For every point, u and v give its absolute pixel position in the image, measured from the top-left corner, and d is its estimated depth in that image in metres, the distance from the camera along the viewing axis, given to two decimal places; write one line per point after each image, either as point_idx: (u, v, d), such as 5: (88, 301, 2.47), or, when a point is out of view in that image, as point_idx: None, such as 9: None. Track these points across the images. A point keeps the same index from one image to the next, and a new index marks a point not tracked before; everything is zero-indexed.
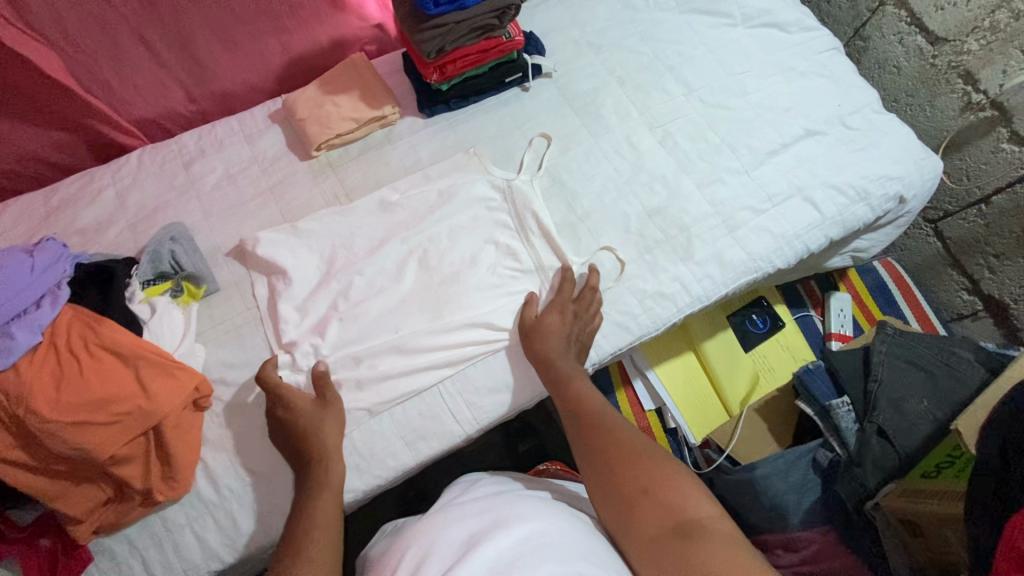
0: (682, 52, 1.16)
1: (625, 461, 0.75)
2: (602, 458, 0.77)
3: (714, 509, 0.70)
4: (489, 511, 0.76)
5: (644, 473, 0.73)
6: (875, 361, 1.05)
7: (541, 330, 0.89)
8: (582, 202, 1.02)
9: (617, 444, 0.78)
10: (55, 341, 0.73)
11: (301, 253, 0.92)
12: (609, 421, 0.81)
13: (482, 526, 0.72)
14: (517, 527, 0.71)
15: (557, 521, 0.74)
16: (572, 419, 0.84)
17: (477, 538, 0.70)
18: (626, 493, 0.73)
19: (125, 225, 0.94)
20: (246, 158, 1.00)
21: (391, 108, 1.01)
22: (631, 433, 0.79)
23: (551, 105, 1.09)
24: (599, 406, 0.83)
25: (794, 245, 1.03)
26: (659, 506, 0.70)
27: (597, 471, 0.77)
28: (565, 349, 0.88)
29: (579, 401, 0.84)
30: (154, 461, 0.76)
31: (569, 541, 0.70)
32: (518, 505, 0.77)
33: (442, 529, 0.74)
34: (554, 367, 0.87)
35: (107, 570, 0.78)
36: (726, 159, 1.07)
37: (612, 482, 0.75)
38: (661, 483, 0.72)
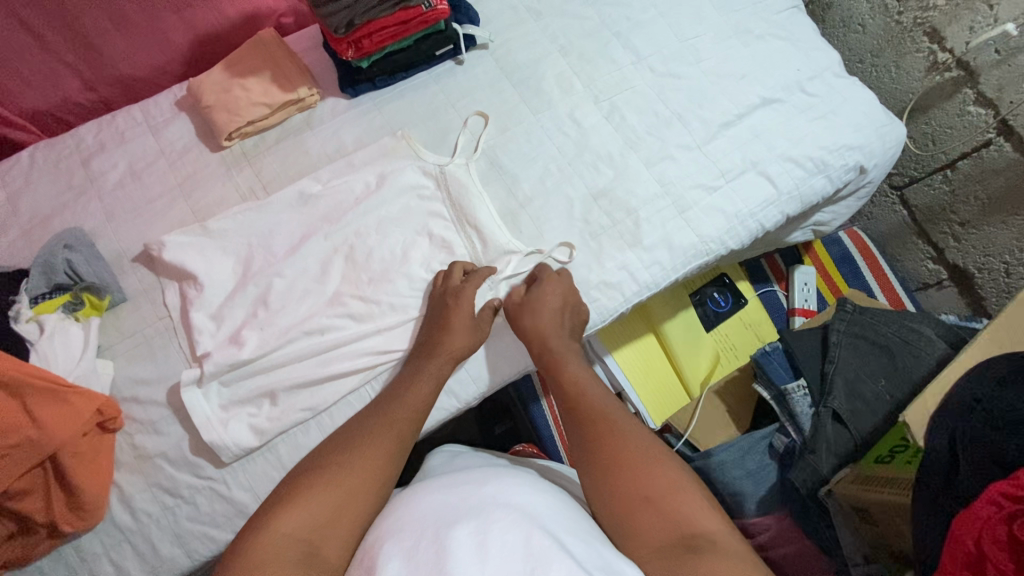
0: (630, 15, 1.07)
1: (625, 458, 0.68)
2: (598, 453, 0.70)
3: (721, 521, 0.62)
4: (472, 483, 0.67)
5: (645, 474, 0.66)
6: (833, 342, 1.01)
7: (533, 305, 0.85)
8: (523, 186, 0.94)
9: (617, 439, 0.70)
10: None
11: (215, 257, 0.85)
12: (606, 413, 0.74)
13: (466, 500, 0.63)
14: (503, 503, 0.62)
15: (544, 501, 0.65)
16: (569, 413, 0.77)
17: (460, 509, 0.61)
18: (626, 497, 0.65)
19: (18, 233, 0.85)
20: (151, 152, 0.91)
21: (307, 90, 0.92)
22: (631, 429, 0.72)
23: (487, 79, 1.00)
24: (595, 397, 0.77)
25: (749, 224, 0.98)
26: (661, 513, 0.62)
27: (595, 467, 0.69)
28: (555, 323, 0.84)
29: (575, 391, 0.79)
30: (55, 492, 0.71)
31: (558, 522, 0.61)
32: (503, 479, 0.69)
33: (418, 502, 0.64)
34: (545, 347, 0.82)
35: None
36: (676, 134, 1.00)
37: (610, 482, 0.67)
38: (664, 489, 0.64)
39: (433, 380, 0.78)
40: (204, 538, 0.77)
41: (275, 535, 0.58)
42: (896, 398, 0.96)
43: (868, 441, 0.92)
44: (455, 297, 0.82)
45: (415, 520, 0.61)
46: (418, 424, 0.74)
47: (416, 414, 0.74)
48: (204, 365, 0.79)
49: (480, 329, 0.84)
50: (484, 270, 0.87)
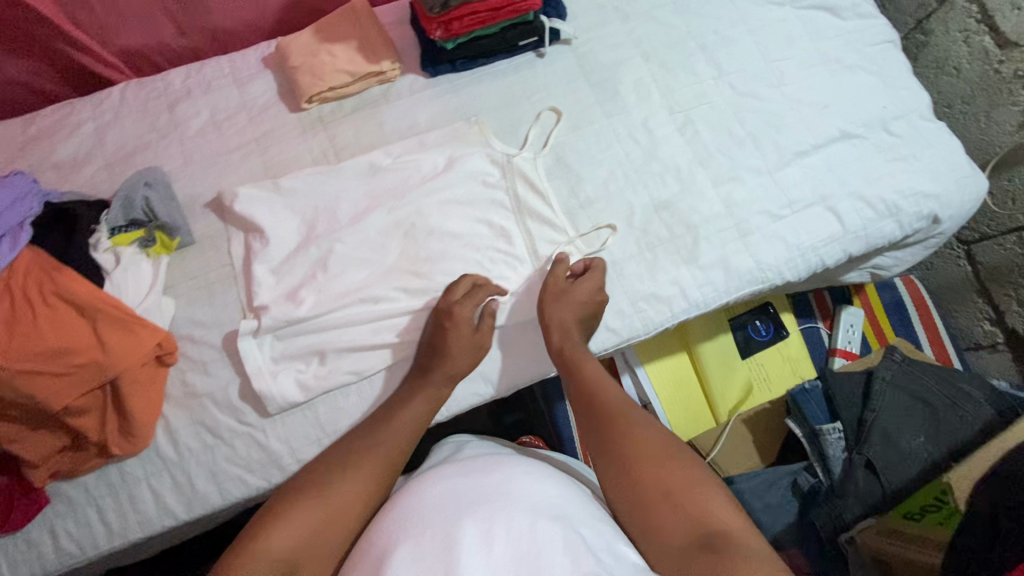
0: (718, 30, 1.05)
1: (645, 456, 0.68)
2: (616, 450, 0.70)
3: (738, 515, 0.62)
4: (483, 469, 0.68)
5: (665, 474, 0.66)
6: (875, 390, 0.99)
7: (567, 298, 0.84)
8: (587, 186, 0.94)
9: (635, 436, 0.70)
10: (10, 284, 0.70)
11: (283, 215, 0.87)
12: (625, 410, 0.74)
13: (476, 491, 0.64)
14: (499, 490, 0.64)
15: (538, 480, 0.67)
16: (587, 409, 0.76)
17: (462, 501, 0.63)
18: (645, 497, 0.65)
19: (102, 164, 0.89)
20: (233, 104, 0.94)
21: (390, 64, 0.93)
22: (651, 427, 0.72)
23: (566, 75, 1.00)
24: (615, 396, 0.76)
25: (809, 258, 0.96)
26: (683, 514, 0.62)
27: (613, 466, 0.69)
28: (574, 332, 0.84)
29: (593, 387, 0.78)
30: (110, 414, 0.74)
31: (555, 502, 0.64)
32: (511, 465, 0.69)
33: (435, 487, 0.65)
34: (565, 353, 0.82)
35: (64, 513, 0.78)
36: (748, 156, 0.98)
37: (630, 483, 0.67)
38: (683, 486, 0.65)
39: (427, 400, 0.80)
40: (237, 480, 0.81)
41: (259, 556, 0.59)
42: (933, 455, 0.94)
43: (898, 495, 0.91)
44: (450, 318, 0.81)
45: (422, 510, 0.62)
46: (408, 442, 0.76)
47: (406, 434, 0.76)
48: (261, 317, 0.82)
49: (481, 344, 0.84)
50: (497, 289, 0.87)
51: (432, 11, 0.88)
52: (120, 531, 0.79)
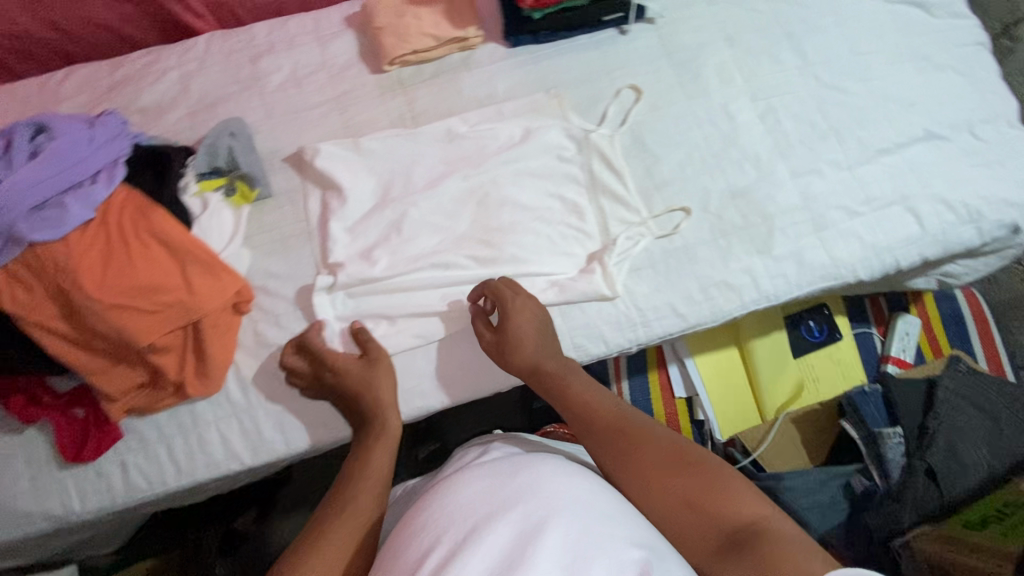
0: (806, 18, 1.02)
1: (657, 468, 0.68)
2: (629, 466, 0.69)
3: (758, 499, 0.64)
4: (493, 478, 0.65)
5: (682, 481, 0.67)
6: (939, 398, 0.97)
7: (511, 338, 0.80)
8: (663, 168, 0.93)
9: (643, 450, 0.70)
10: (105, 218, 0.70)
11: (361, 175, 0.88)
12: (625, 424, 0.73)
13: (490, 500, 0.60)
14: (506, 495, 0.61)
15: (543, 477, 0.64)
16: (588, 430, 0.74)
17: (473, 509, 0.60)
18: (669, 505, 0.66)
19: (185, 112, 0.90)
20: (315, 62, 0.94)
21: (474, 30, 0.93)
22: (657, 434, 0.71)
23: (647, 54, 0.98)
24: (610, 410, 0.75)
25: (885, 258, 0.94)
26: (707, 515, 0.64)
27: (631, 481, 0.69)
28: (535, 354, 0.80)
29: (588, 407, 0.76)
30: (189, 355, 0.75)
31: (569, 500, 0.60)
32: (528, 469, 0.65)
33: (446, 500, 0.62)
34: (542, 377, 0.79)
35: (135, 449, 0.80)
36: (829, 149, 0.96)
37: (651, 495, 0.67)
38: (704, 487, 0.66)
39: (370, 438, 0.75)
40: (303, 432, 0.82)
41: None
42: (994, 467, 0.92)
43: (956, 504, 0.90)
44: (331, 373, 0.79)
45: (436, 525, 0.59)
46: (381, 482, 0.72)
47: (376, 476, 0.72)
48: (337, 274, 0.84)
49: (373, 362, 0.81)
50: (346, 327, 0.83)
51: None
52: (187, 472, 0.80)
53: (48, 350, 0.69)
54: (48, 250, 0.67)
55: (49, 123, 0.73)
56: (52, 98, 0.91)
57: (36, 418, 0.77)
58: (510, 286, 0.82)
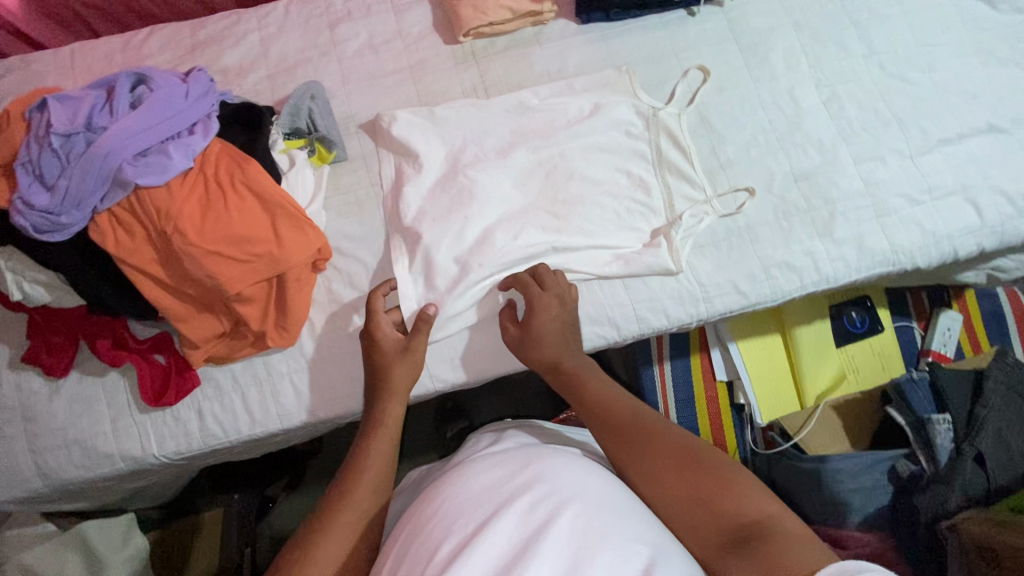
0: (872, 8, 1.03)
1: (666, 464, 0.65)
2: (637, 461, 0.67)
3: (768, 502, 0.60)
4: (501, 468, 0.63)
5: (688, 476, 0.63)
6: (989, 387, 0.98)
7: (532, 338, 0.79)
8: (728, 149, 0.94)
9: (652, 444, 0.67)
10: (204, 168, 0.72)
11: (435, 142, 0.90)
12: (638, 417, 0.70)
13: (494, 495, 0.59)
14: (510, 487, 0.59)
15: (544, 471, 0.61)
16: (601, 420, 0.71)
17: (481, 499, 0.59)
18: (676, 499, 0.63)
19: (265, 74, 0.92)
20: (391, 30, 0.96)
21: (549, 5, 0.94)
22: (670, 430, 0.68)
23: (715, 36, 0.99)
24: (626, 402, 0.72)
25: (943, 247, 0.95)
26: (715, 512, 0.60)
27: (639, 473, 0.66)
28: (560, 349, 0.79)
29: (602, 402, 0.73)
30: (271, 307, 0.77)
31: (578, 491, 0.59)
32: (543, 459, 0.64)
33: (456, 491, 0.61)
34: (562, 372, 0.78)
35: (211, 397, 0.82)
36: (892, 137, 0.97)
37: (658, 489, 0.64)
38: (714, 484, 0.62)
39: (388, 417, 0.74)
40: None
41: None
42: None
43: (1002, 489, 0.91)
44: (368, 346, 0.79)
45: (444, 518, 0.58)
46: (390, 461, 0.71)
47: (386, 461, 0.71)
48: (411, 238, 0.86)
49: (406, 348, 0.78)
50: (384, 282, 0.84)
51: None
52: (261, 422, 0.82)
53: (145, 293, 0.71)
54: (149, 196, 0.69)
55: (148, 74, 0.75)
56: (137, 55, 0.93)
57: (120, 361, 0.79)
58: (539, 279, 0.82)
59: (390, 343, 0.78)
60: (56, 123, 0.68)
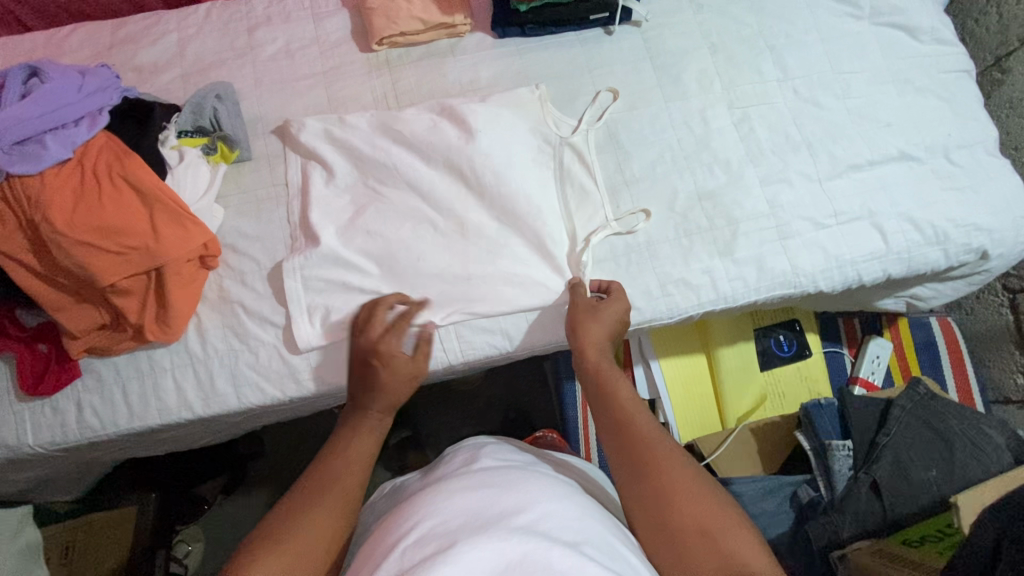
0: (790, 34, 1.04)
1: (676, 491, 0.62)
2: (644, 480, 0.64)
3: (767, 555, 0.58)
4: (487, 491, 0.60)
5: (694, 509, 0.60)
6: (892, 415, 0.96)
7: (598, 313, 0.81)
8: (633, 165, 0.95)
9: (665, 465, 0.64)
10: (83, 160, 0.73)
11: (339, 146, 0.90)
12: (652, 437, 0.67)
13: (481, 516, 0.56)
14: (490, 515, 0.57)
15: (524, 500, 0.59)
16: (614, 432, 0.69)
17: (462, 514, 0.57)
18: (675, 530, 0.60)
19: (179, 74, 0.94)
20: (308, 37, 0.97)
21: (462, 18, 0.96)
22: (682, 457, 0.65)
23: (630, 55, 1.01)
24: (645, 419, 0.69)
25: (846, 271, 0.95)
26: (714, 552, 0.57)
27: (642, 495, 0.63)
28: (605, 342, 0.80)
29: (624, 410, 0.70)
30: (151, 300, 0.78)
31: (555, 521, 0.57)
32: (524, 487, 0.62)
33: (440, 508, 0.58)
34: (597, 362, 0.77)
35: (92, 389, 0.82)
36: (801, 161, 0.98)
37: (659, 514, 0.61)
38: (716, 523, 0.59)
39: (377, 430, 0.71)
40: (256, 388, 0.84)
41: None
42: (943, 491, 0.91)
43: (899, 521, 0.90)
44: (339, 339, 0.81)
45: (426, 532, 0.55)
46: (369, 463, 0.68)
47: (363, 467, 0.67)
48: (306, 240, 0.87)
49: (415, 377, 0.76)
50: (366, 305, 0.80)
51: None
52: (139, 416, 0.82)
53: (15, 280, 0.72)
54: (23, 183, 0.71)
55: (42, 67, 0.76)
56: (56, 50, 0.95)
57: (2, 348, 0.80)
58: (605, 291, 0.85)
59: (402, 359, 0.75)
60: None
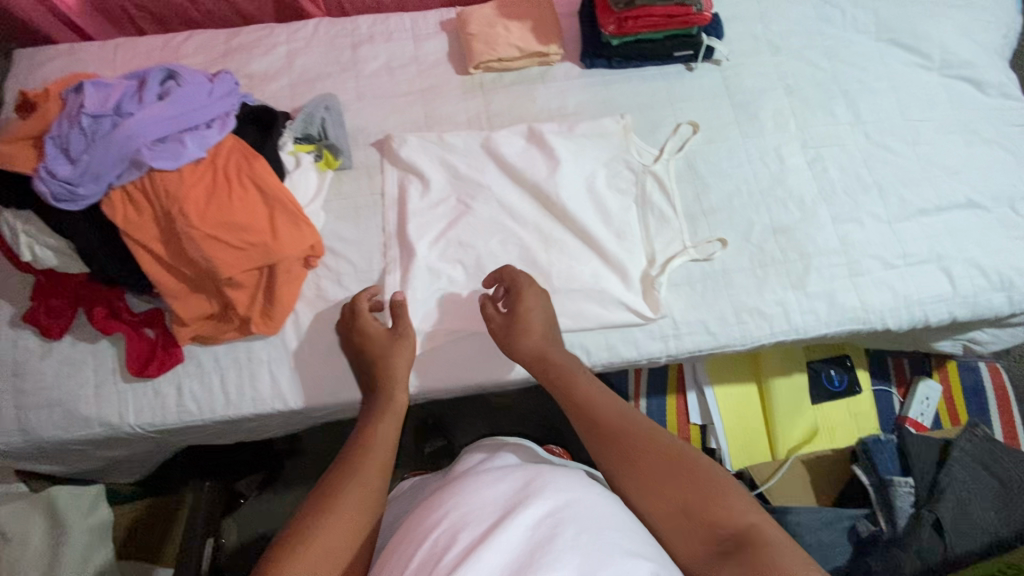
0: (862, 80, 1.09)
1: (658, 477, 0.63)
2: (628, 471, 0.64)
3: (754, 507, 0.60)
4: (508, 481, 0.62)
5: (678, 488, 0.62)
6: (953, 456, 0.98)
7: (513, 327, 0.81)
8: (711, 196, 0.99)
9: (639, 451, 0.65)
10: (216, 161, 0.78)
11: (436, 162, 0.96)
12: (621, 429, 0.67)
13: (506, 507, 0.58)
14: (513, 504, 0.58)
15: (549, 486, 0.60)
16: (587, 431, 0.69)
17: (479, 505, 0.58)
18: (669, 512, 0.61)
19: (287, 83, 1.00)
20: (408, 56, 1.03)
21: (556, 48, 1.01)
22: (652, 437, 0.66)
23: (710, 92, 1.06)
24: (610, 413, 0.69)
25: (914, 311, 0.97)
26: (705, 524, 0.59)
27: (631, 486, 0.64)
28: (550, 343, 0.80)
29: (588, 407, 0.71)
30: (259, 294, 0.82)
31: (583, 506, 0.58)
32: (549, 474, 0.63)
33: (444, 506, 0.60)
34: (548, 365, 0.77)
35: (191, 374, 0.86)
36: (871, 202, 1.02)
37: (652, 501, 0.62)
38: (701, 495, 0.61)
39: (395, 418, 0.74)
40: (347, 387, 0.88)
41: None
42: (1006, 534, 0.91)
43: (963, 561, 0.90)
44: (360, 335, 0.82)
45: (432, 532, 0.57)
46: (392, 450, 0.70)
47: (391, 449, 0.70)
48: (400, 248, 0.92)
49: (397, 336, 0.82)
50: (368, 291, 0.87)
51: (616, 6, 0.96)
52: (235, 404, 0.86)
53: (144, 268, 0.76)
54: (162, 178, 0.75)
55: (178, 71, 0.81)
56: (173, 54, 1.01)
57: (111, 329, 0.84)
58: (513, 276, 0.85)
59: (381, 334, 0.82)
60: (88, 104, 0.74)
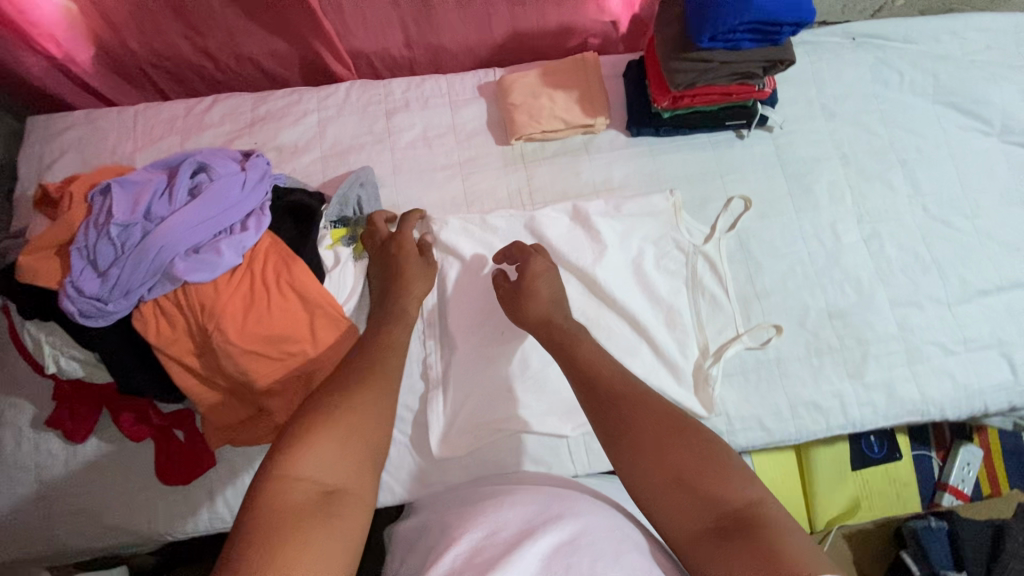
0: (920, 148, 1.04)
1: (655, 441, 0.56)
2: (623, 437, 0.58)
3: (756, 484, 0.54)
4: (531, 500, 0.61)
5: (674, 454, 0.55)
6: (1009, 548, 0.95)
7: (520, 292, 0.77)
8: (764, 278, 0.95)
9: (639, 413, 0.58)
10: (253, 267, 0.73)
11: (478, 245, 0.90)
12: (623, 391, 0.61)
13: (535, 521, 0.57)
14: (540, 522, 0.57)
15: (577, 509, 0.60)
16: (584, 393, 0.63)
17: (510, 520, 0.57)
18: (661, 479, 0.55)
19: (318, 155, 0.94)
20: (445, 124, 0.97)
21: (603, 120, 0.96)
22: (652, 400, 0.60)
23: (762, 163, 1.00)
24: (613, 374, 0.64)
25: (973, 401, 0.93)
26: (698, 497, 0.53)
27: (624, 455, 0.57)
28: (553, 309, 0.75)
29: (589, 369, 0.65)
30: None
31: (610, 527, 0.57)
32: (574, 500, 0.63)
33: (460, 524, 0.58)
34: (554, 327, 0.72)
35: (223, 478, 0.82)
36: (930, 283, 0.97)
37: (646, 466, 0.55)
38: (698, 465, 0.55)
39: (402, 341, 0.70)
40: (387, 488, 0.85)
41: (281, 499, 0.49)
42: None
43: None
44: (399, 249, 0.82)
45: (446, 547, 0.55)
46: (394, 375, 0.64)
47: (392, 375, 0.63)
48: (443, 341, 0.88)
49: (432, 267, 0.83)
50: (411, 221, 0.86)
51: (675, 88, 0.89)
52: None
53: (178, 383, 0.72)
54: (197, 290, 0.70)
55: (209, 162, 0.75)
56: (197, 123, 0.95)
57: (140, 436, 0.80)
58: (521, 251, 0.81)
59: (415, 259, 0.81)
60: (116, 212, 0.69)
